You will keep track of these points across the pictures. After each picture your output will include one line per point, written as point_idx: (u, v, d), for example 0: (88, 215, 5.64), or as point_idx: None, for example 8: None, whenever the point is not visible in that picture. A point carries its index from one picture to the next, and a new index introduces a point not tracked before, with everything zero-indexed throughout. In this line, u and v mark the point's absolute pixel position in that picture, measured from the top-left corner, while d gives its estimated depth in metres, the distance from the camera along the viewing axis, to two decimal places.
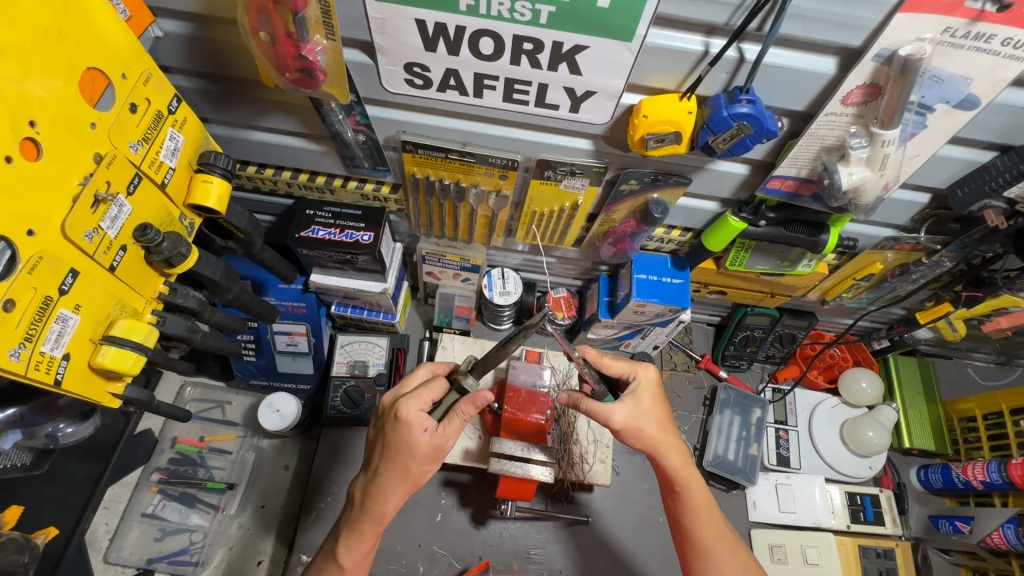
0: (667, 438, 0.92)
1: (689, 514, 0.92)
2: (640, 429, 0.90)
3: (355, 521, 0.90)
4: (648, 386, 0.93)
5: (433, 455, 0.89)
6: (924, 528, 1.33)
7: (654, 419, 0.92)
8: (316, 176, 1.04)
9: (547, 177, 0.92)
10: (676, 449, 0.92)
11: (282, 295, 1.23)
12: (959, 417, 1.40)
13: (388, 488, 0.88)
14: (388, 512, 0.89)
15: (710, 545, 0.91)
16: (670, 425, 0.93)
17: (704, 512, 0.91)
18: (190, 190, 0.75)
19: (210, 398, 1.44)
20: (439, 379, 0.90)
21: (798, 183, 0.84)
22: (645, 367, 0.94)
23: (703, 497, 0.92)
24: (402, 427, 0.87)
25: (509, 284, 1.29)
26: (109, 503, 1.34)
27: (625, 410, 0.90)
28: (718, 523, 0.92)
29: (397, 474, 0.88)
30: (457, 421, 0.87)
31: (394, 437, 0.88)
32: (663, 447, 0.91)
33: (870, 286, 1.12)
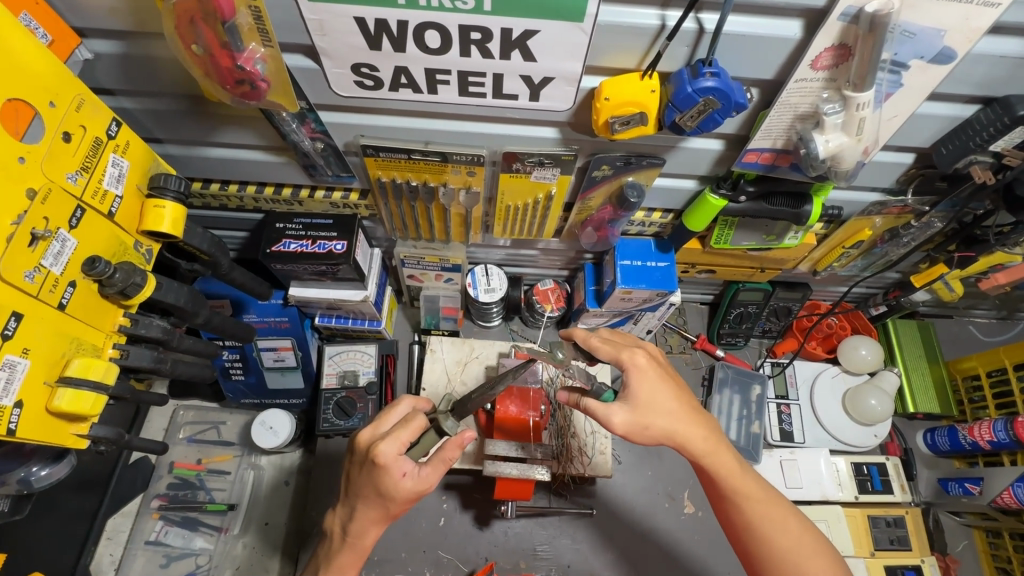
0: (688, 418, 0.80)
1: (738, 498, 0.80)
2: (647, 426, 0.79)
3: (337, 552, 0.89)
4: (648, 368, 0.82)
5: (413, 499, 0.85)
6: (934, 492, 1.32)
7: (663, 407, 0.80)
8: (281, 188, 1.01)
9: (516, 170, 0.89)
10: (701, 430, 0.81)
11: (263, 311, 1.21)
12: (963, 377, 1.37)
13: (367, 524, 0.86)
14: (369, 543, 0.88)
15: (758, 525, 0.79)
16: (687, 401, 0.82)
17: (748, 491, 0.80)
18: (142, 217, 0.72)
19: (205, 420, 1.43)
20: (418, 419, 0.86)
21: (775, 155, 0.80)
22: (631, 351, 0.83)
23: (739, 475, 0.80)
24: (380, 471, 0.81)
25: (494, 280, 1.27)
26: (112, 533, 1.32)
27: (622, 412, 0.79)
28: (765, 494, 0.80)
29: (371, 507, 0.85)
30: (441, 467, 0.84)
31: (372, 478, 0.83)
32: (684, 433, 0.80)
33: (861, 253, 1.08)
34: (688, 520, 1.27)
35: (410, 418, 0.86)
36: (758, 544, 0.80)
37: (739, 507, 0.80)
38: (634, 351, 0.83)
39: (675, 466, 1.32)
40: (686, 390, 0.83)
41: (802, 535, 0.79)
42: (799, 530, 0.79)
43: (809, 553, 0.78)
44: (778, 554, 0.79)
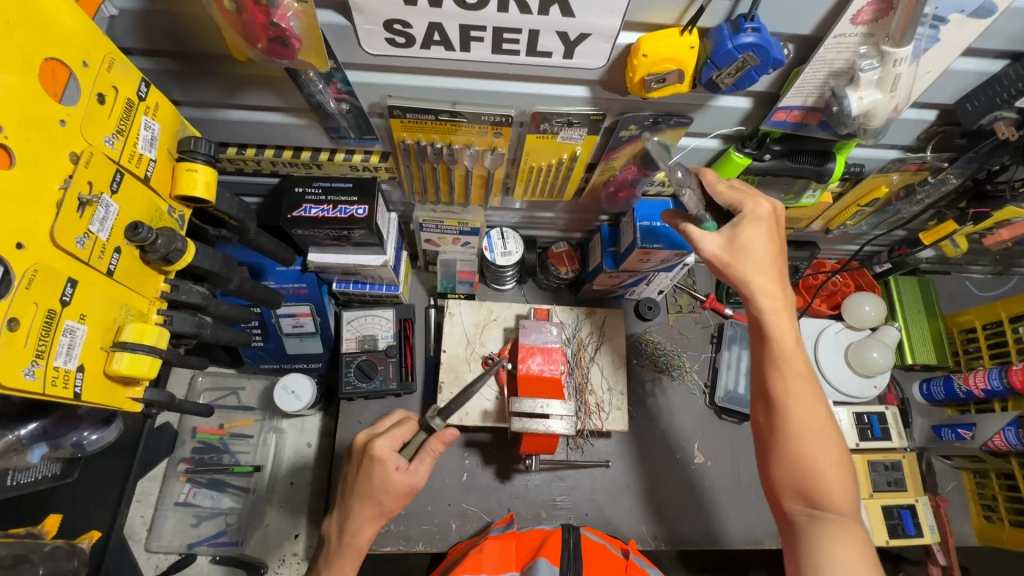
0: (770, 267, 0.80)
1: (782, 365, 0.79)
2: (729, 266, 0.81)
3: (337, 552, 0.92)
4: (762, 219, 0.81)
5: (406, 495, 0.91)
6: (928, 438, 1.40)
7: (761, 249, 0.80)
8: (300, 152, 1.00)
9: (543, 130, 0.88)
10: (773, 288, 0.80)
11: (281, 278, 1.21)
12: (959, 330, 1.43)
13: (363, 521, 0.90)
14: (363, 540, 0.91)
15: (792, 399, 0.78)
16: (779, 253, 0.80)
17: (797, 363, 0.79)
18: (175, 182, 0.72)
19: (224, 385, 1.46)
20: (409, 422, 0.96)
21: (804, 113, 0.80)
22: (756, 200, 0.80)
23: (794, 350, 0.79)
24: (375, 465, 0.89)
25: (510, 243, 1.28)
26: (142, 496, 1.37)
27: (718, 243, 0.81)
28: (809, 380, 0.79)
29: (367, 504, 0.90)
30: (428, 459, 0.91)
31: (368, 475, 0.90)
32: (756, 283, 0.79)
33: (874, 210, 1.10)
34: (697, 469, 1.34)
35: (404, 422, 0.96)
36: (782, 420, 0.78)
37: (783, 377, 0.79)
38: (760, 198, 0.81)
39: (685, 418, 1.38)
40: (782, 248, 0.82)
41: (827, 424, 0.77)
42: (826, 420, 0.77)
43: (829, 441, 0.77)
44: (800, 432, 0.77)
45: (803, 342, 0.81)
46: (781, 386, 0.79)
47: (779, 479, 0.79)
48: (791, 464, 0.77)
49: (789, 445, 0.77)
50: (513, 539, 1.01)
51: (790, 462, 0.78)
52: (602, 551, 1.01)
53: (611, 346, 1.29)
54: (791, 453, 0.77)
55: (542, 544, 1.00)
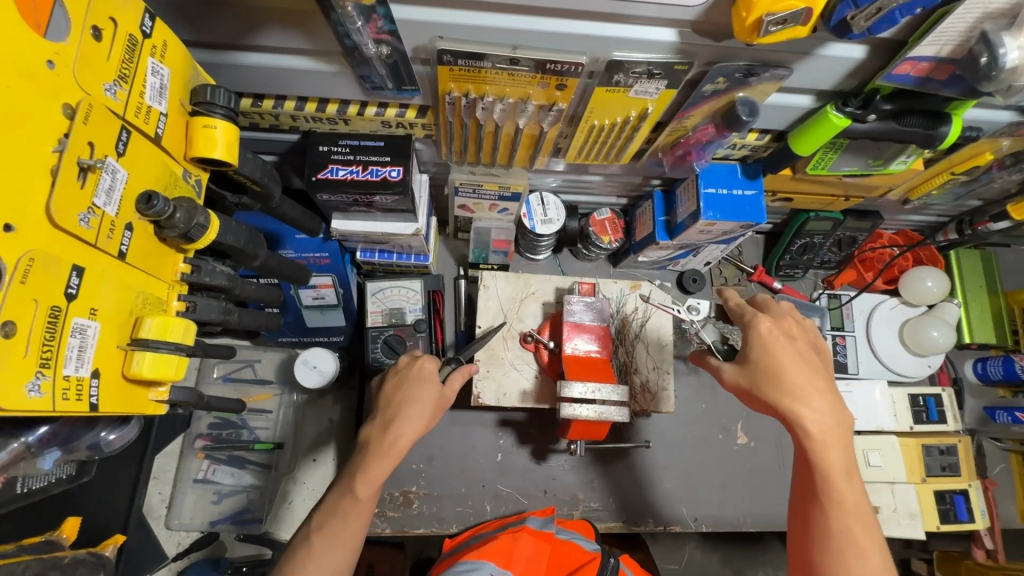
0: (804, 389, 0.76)
1: (827, 500, 0.75)
2: (751, 391, 0.80)
3: (371, 453, 0.87)
4: (779, 336, 0.79)
5: (439, 406, 0.93)
6: (979, 420, 1.34)
7: (788, 368, 0.77)
8: (325, 104, 0.87)
9: (615, 82, 0.75)
10: (811, 407, 0.76)
11: (301, 247, 1.10)
12: (1021, 307, 1.35)
13: (405, 422, 0.88)
14: (400, 446, 0.87)
15: (841, 537, 0.73)
16: (813, 374, 0.77)
17: (846, 498, 0.74)
18: (189, 140, 0.59)
19: (238, 358, 1.38)
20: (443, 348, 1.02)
21: (933, 66, 0.68)
22: (757, 318, 0.81)
23: (842, 482, 0.75)
24: (422, 376, 0.93)
25: (551, 210, 1.17)
26: (158, 473, 1.31)
27: (733, 368, 0.82)
28: (857, 519, 0.74)
29: (409, 407, 0.90)
30: (460, 377, 0.96)
31: (415, 385, 0.92)
32: (790, 405, 0.76)
33: (966, 179, 0.99)
34: (740, 450, 1.29)
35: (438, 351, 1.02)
36: (822, 556, 0.74)
37: (825, 511, 0.75)
38: (762, 316, 0.81)
39: (728, 397, 1.32)
40: (812, 361, 0.79)
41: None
42: (879, 570, 0.72)
43: None
44: None
45: (850, 466, 0.76)
46: (825, 520, 0.75)
47: None
48: None
49: None
50: (551, 546, 1.01)
51: None
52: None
53: (657, 323, 1.20)
54: None
55: (579, 567, 0.98)
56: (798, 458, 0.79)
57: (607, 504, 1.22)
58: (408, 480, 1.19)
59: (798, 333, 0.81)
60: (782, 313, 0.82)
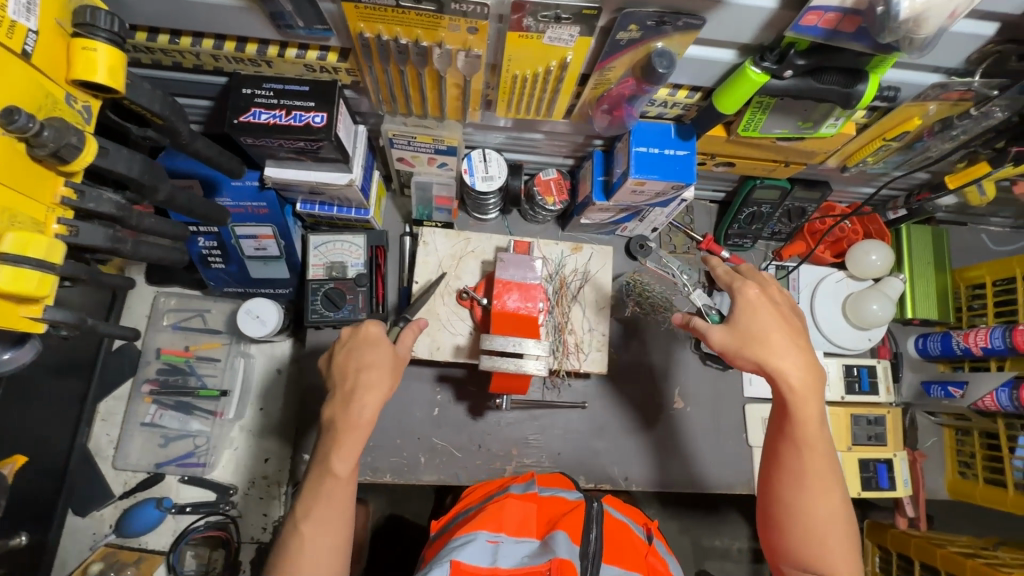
0: (786, 347, 0.83)
1: (802, 445, 0.83)
2: (740, 350, 0.84)
3: (342, 429, 0.87)
4: (764, 302, 0.86)
5: (398, 367, 0.94)
6: (915, 394, 1.36)
7: (773, 329, 0.84)
8: (245, 44, 0.86)
9: (525, 27, 0.74)
10: (791, 362, 0.82)
11: (238, 194, 1.10)
12: (967, 285, 1.35)
13: (368, 390, 0.89)
14: (368, 414, 0.87)
15: (811, 475, 0.82)
16: (794, 335, 0.84)
17: (818, 444, 0.82)
18: (70, 63, 0.60)
19: (189, 307, 1.39)
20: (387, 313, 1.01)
21: (840, 17, 0.66)
22: (744, 285, 0.87)
23: (815, 431, 0.82)
24: (373, 343, 0.93)
25: (493, 167, 1.16)
26: (106, 415, 1.34)
27: (723, 330, 0.86)
28: (826, 461, 0.82)
29: (369, 371, 0.90)
30: (411, 333, 0.98)
31: (366, 354, 0.92)
32: (775, 361, 0.82)
33: (901, 147, 0.97)
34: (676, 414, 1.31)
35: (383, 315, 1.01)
36: (792, 494, 0.83)
37: (800, 455, 0.83)
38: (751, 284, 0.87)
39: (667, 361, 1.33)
40: (792, 323, 0.85)
41: (841, 506, 0.82)
42: (840, 503, 0.82)
43: (839, 523, 0.81)
44: (815, 514, 0.81)
45: (822, 416, 0.84)
46: (800, 462, 0.83)
47: (789, 550, 0.83)
48: (801, 539, 0.82)
49: (799, 523, 0.82)
50: (536, 505, 0.98)
51: (802, 539, 0.82)
52: (623, 530, 0.96)
53: (596, 286, 1.21)
54: (807, 527, 0.81)
55: (565, 516, 0.94)
56: (775, 410, 0.86)
57: (540, 461, 1.25)
58: None
59: (781, 299, 0.88)
60: (766, 281, 0.89)
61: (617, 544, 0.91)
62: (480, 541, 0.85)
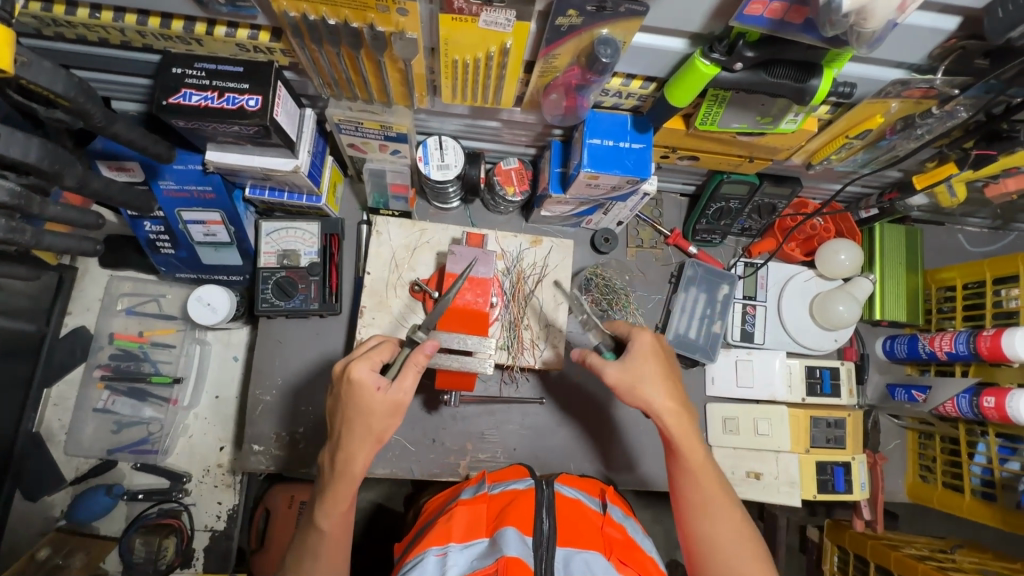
0: (666, 386, 0.90)
1: (693, 475, 0.89)
2: (630, 390, 0.90)
3: (328, 484, 0.86)
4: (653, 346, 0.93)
5: (395, 413, 0.85)
6: (880, 396, 1.33)
7: (654, 374, 0.91)
8: (169, 21, 0.81)
9: (458, 9, 0.70)
10: (668, 397, 0.90)
11: (181, 178, 1.05)
12: (938, 287, 1.32)
13: (355, 448, 0.84)
14: (358, 471, 0.85)
15: (706, 506, 0.88)
16: (673, 376, 0.93)
17: (707, 475, 0.89)
18: None
19: (144, 292, 1.35)
20: (389, 343, 0.89)
21: (785, 7, 0.62)
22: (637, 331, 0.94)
23: (702, 459, 0.90)
24: (357, 389, 0.83)
25: (449, 155, 1.11)
26: (58, 400, 1.32)
27: (616, 369, 0.90)
28: (717, 488, 0.89)
29: (358, 426, 0.84)
30: (412, 372, 0.85)
31: (353, 404, 0.84)
32: (654, 399, 0.90)
33: (865, 145, 0.93)
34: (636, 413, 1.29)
35: (383, 344, 0.89)
36: (697, 526, 0.88)
37: (693, 485, 0.90)
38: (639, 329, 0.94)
39: None
40: (673, 367, 0.94)
41: (743, 528, 0.87)
42: (740, 525, 0.87)
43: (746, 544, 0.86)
44: (721, 542, 0.86)
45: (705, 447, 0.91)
46: (695, 495, 0.89)
47: None
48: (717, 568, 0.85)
49: (709, 553, 0.86)
50: (486, 505, 0.96)
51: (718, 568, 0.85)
52: (576, 506, 0.95)
53: (555, 281, 1.17)
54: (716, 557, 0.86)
55: (511, 504, 0.94)
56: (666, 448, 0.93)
57: (495, 456, 1.23)
58: (296, 420, 1.20)
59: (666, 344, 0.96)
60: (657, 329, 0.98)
61: (572, 523, 0.90)
62: (430, 558, 0.83)
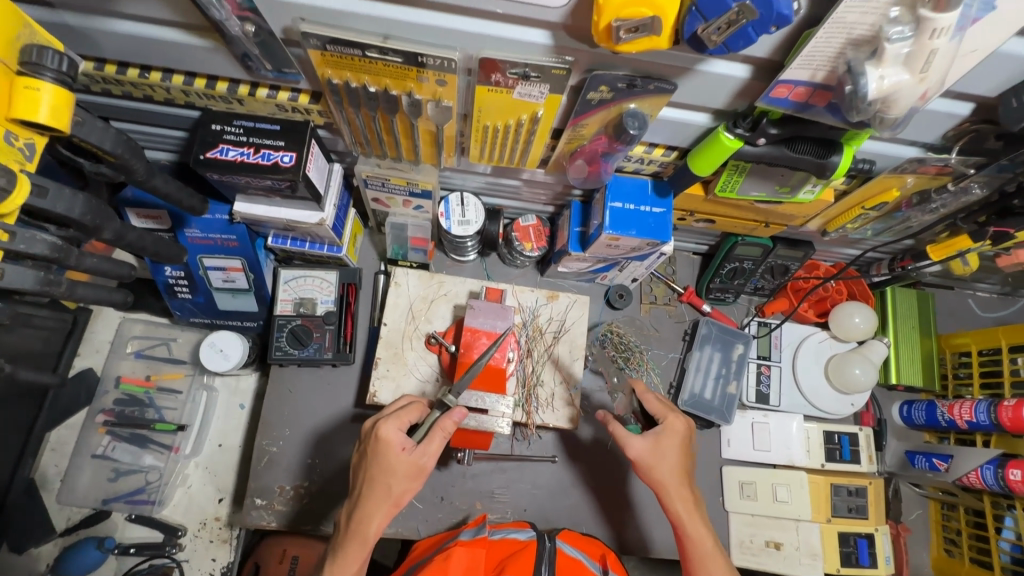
0: (677, 480, 0.93)
1: (699, 560, 0.90)
2: (650, 468, 0.93)
3: (342, 542, 0.84)
4: (676, 438, 0.94)
5: (415, 476, 0.85)
6: (899, 463, 1.30)
7: (672, 463, 0.93)
8: (215, 82, 0.85)
9: (495, 82, 0.73)
10: (682, 498, 0.92)
11: (207, 227, 1.07)
12: (952, 352, 1.32)
13: (370, 506, 0.84)
14: (373, 532, 0.83)
15: None
16: (686, 469, 0.94)
17: (712, 563, 0.90)
18: (10, 101, 0.58)
19: (155, 335, 1.35)
20: (419, 404, 0.90)
21: (811, 91, 0.65)
22: (676, 416, 0.96)
23: (707, 545, 0.91)
24: (381, 445, 0.84)
25: (470, 211, 1.14)
26: (57, 444, 1.29)
27: (643, 443, 0.93)
28: (723, 574, 0.89)
29: (379, 491, 0.84)
30: (439, 438, 0.86)
31: (375, 461, 0.84)
32: (667, 485, 0.92)
33: (880, 216, 0.96)
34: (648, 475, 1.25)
35: (413, 403, 0.91)
36: None
37: (703, 572, 0.89)
38: (671, 415, 0.96)
39: None
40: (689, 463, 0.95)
41: None
42: None
43: None
44: None
45: (716, 542, 0.91)
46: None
47: None
48: None
49: None
50: (484, 549, 0.92)
51: None
52: (578, 568, 0.91)
53: (572, 336, 1.17)
54: None
55: (514, 554, 0.91)
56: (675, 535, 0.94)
57: (505, 517, 1.19)
58: (301, 473, 1.16)
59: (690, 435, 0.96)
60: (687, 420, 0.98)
61: None
62: None
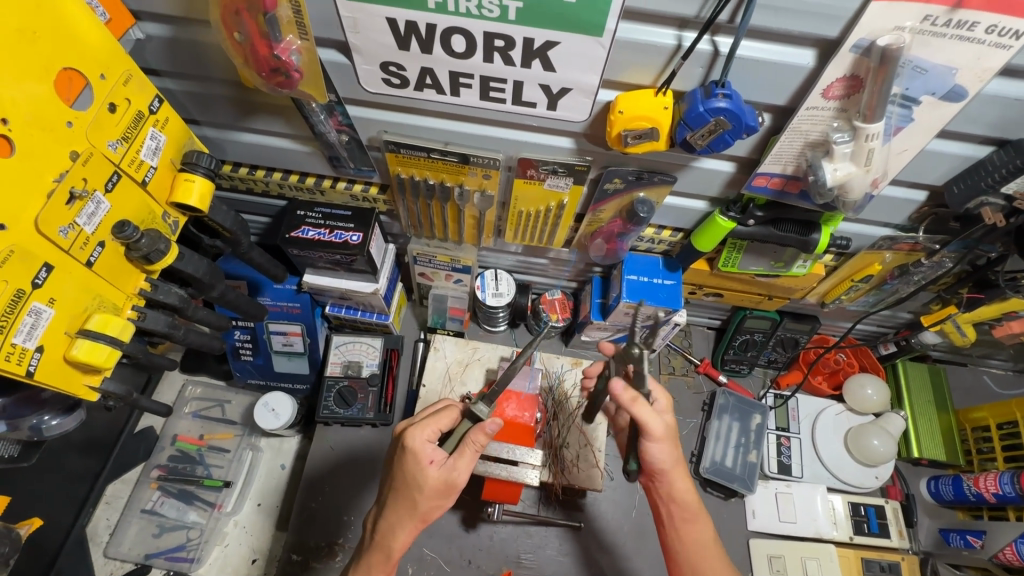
0: (678, 472, 0.91)
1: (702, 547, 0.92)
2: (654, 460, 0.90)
3: (367, 555, 0.91)
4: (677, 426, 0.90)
5: (444, 492, 0.87)
6: (934, 542, 1.27)
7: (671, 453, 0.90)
8: (305, 177, 1.07)
9: (530, 176, 0.92)
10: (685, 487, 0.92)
11: (278, 296, 1.25)
12: (973, 427, 1.34)
13: (396, 520, 0.88)
14: (398, 549, 0.89)
15: None
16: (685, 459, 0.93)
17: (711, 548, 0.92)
18: (173, 189, 0.79)
19: (212, 397, 1.48)
20: (450, 411, 0.91)
21: (785, 181, 0.81)
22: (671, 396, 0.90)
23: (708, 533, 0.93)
24: (409, 456, 0.87)
25: (503, 285, 1.29)
26: (111, 498, 1.38)
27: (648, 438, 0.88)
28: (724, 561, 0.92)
29: (406, 509, 0.88)
30: (469, 453, 0.86)
31: (404, 470, 0.88)
32: (669, 476, 0.91)
33: (871, 287, 1.07)
34: None
35: (442, 410, 0.92)
36: None
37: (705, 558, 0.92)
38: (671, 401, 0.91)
39: None
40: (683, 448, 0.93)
41: None
42: None
43: None
44: None
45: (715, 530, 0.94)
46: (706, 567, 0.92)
47: None
48: None
49: None
50: None
51: None
52: None
53: None
54: None
55: None
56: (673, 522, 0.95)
57: None
58: (337, 530, 1.21)
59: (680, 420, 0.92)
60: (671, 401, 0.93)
61: None
62: None
